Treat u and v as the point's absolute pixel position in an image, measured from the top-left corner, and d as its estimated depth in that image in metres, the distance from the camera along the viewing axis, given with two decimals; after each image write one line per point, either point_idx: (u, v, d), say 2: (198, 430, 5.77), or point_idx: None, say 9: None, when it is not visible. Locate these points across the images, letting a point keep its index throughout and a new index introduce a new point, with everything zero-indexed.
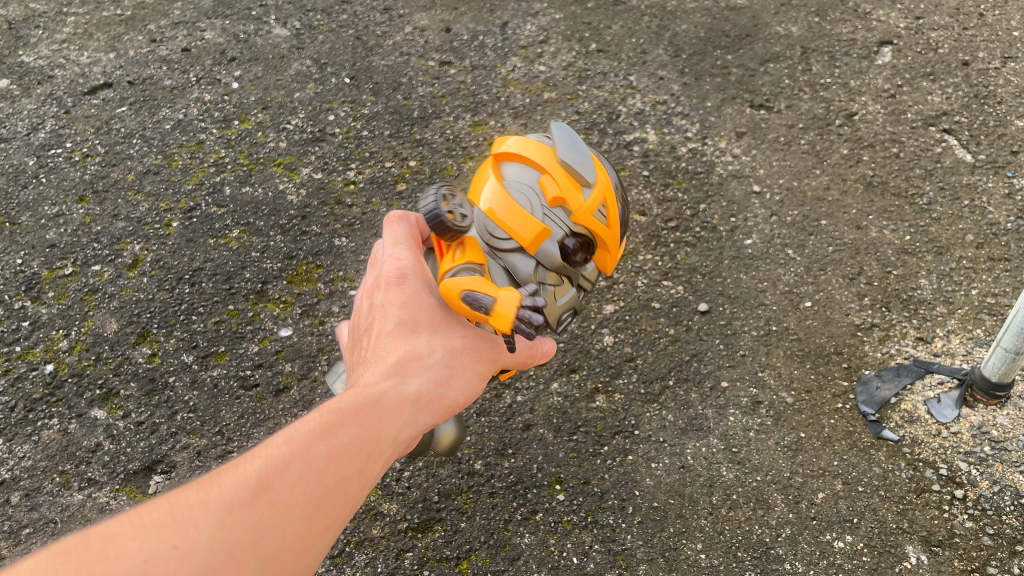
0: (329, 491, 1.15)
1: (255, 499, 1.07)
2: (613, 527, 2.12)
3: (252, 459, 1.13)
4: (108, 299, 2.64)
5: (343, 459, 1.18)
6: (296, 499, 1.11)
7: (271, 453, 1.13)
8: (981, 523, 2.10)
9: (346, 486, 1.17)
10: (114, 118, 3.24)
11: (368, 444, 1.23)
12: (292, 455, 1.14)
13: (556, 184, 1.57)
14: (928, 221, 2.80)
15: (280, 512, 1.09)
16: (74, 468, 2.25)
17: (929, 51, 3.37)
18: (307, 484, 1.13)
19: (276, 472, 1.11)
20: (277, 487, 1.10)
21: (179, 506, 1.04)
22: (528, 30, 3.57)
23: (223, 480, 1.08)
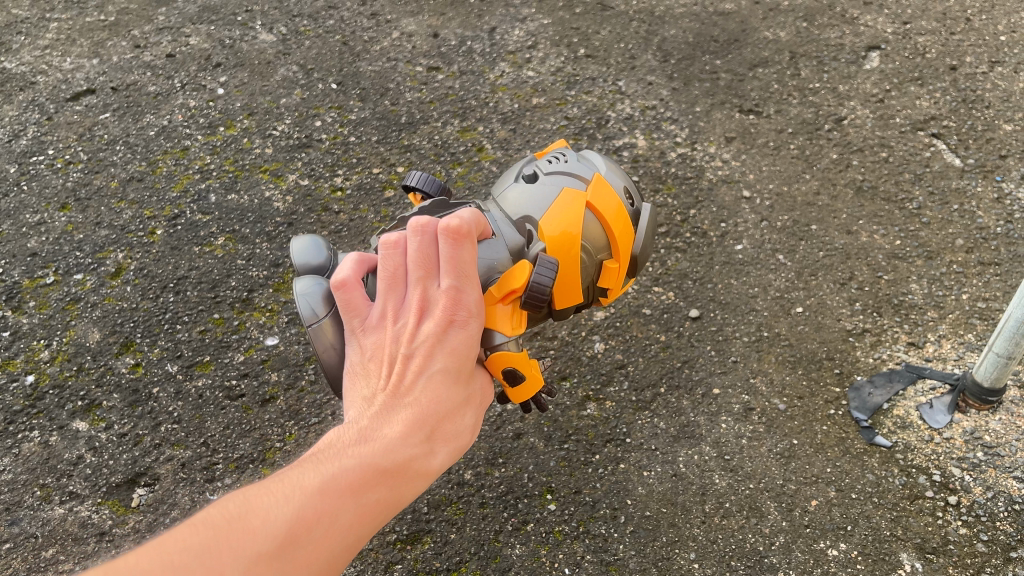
0: (346, 549, 1.23)
1: (281, 553, 1.16)
2: (605, 537, 2.09)
3: (283, 507, 1.20)
4: (91, 309, 2.59)
5: (367, 518, 1.26)
6: (317, 556, 1.19)
7: (301, 506, 1.20)
8: (975, 530, 2.08)
9: (360, 544, 1.26)
10: (97, 125, 3.20)
11: (389, 502, 1.30)
12: (322, 510, 1.21)
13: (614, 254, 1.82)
14: (919, 226, 2.80)
15: (300, 566, 1.17)
16: (55, 481, 2.20)
17: (917, 55, 3.37)
18: (331, 540, 1.21)
19: (304, 528, 1.19)
20: (303, 540, 1.18)
21: (210, 551, 1.12)
22: (517, 35, 3.56)
23: (254, 529, 1.16)
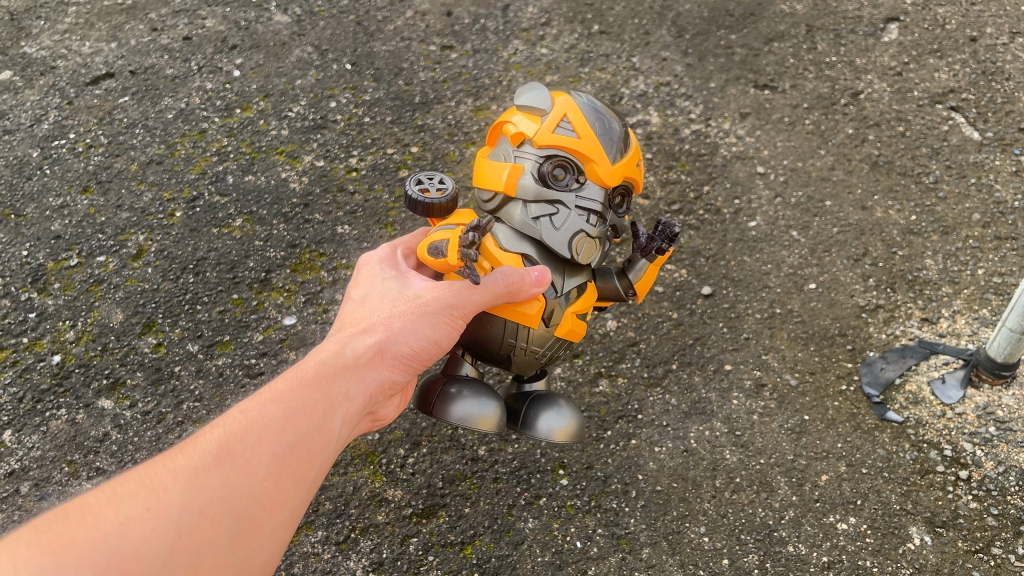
0: (290, 450, 1.33)
1: (220, 464, 1.24)
2: (617, 511, 2.12)
3: (212, 432, 1.29)
4: (113, 290, 2.65)
5: (297, 420, 1.36)
6: (258, 461, 1.28)
7: (227, 424, 1.30)
8: (985, 504, 2.09)
9: (304, 445, 1.35)
10: (117, 108, 3.25)
11: (319, 403, 1.42)
12: (249, 422, 1.31)
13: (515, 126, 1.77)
14: (935, 201, 2.78)
15: (246, 472, 1.26)
16: (82, 458, 2.25)
17: (936, 27, 3.32)
18: (268, 444, 1.31)
19: (236, 438, 1.28)
20: (238, 450, 1.27)
21: (148, 476, 1.18)
22: (530, 12, 3.55)
23: (185, 450, 1.24)
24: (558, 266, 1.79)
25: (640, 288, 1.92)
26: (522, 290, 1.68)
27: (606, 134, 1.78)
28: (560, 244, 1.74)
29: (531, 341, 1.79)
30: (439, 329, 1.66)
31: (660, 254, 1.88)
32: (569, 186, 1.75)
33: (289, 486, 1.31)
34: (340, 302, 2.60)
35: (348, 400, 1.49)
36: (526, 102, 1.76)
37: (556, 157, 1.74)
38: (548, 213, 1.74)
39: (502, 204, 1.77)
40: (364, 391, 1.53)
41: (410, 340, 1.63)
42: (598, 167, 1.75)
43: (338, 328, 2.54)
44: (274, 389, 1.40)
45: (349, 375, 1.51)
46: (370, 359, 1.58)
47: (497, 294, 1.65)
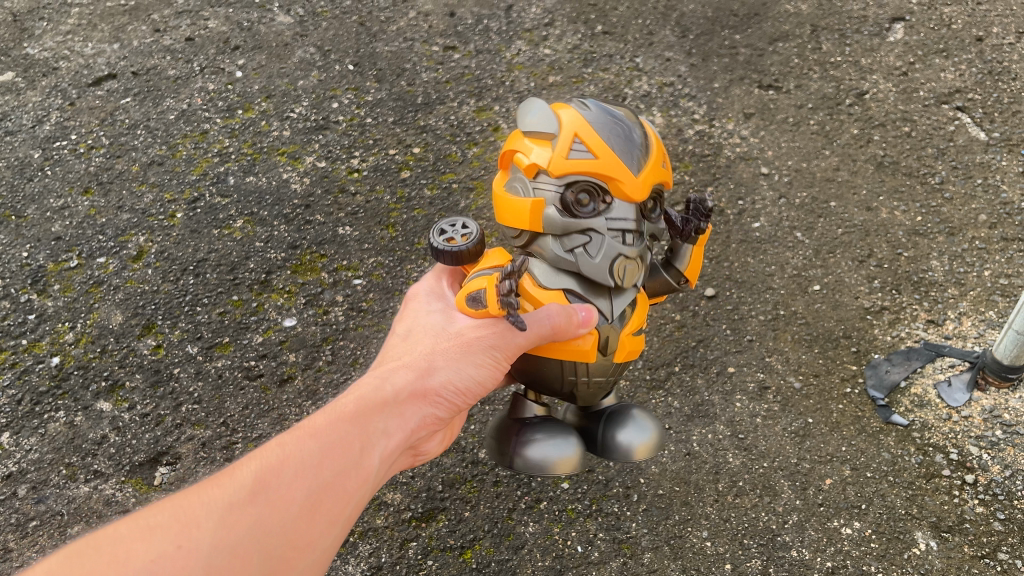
0: (326, 485, 1.30)
1: (253, 498, 1.22)
2: (618, 515, 2.10)
3: (249, 465, 1.28)
4: (113, 292, 2.64)
5: (336, 453, 1.34)
6: (294, 495, 1.26)
7: (265, 457, 1.29)
8: (992, 509, 2.07)
9: (342, 478, 1.33)
10: (118, 109, 3.24)
11: (359, 438, 1.38)
12: (286, 455, 1.30)
13: (527, 154, 1.58)
14: (941, 202, 2.76)
15: (280, 508, 1.24)
16: (81, 460, 2.24)
17: (942, 27, 3.30)
18: (303, 478, 1.28)
19: (272, 472, 1.27)
20: (273, 485, 1.25)
21: (180, 510, 1.18)
22: (533, 12, 3.54)
23: (221, 483, 1.24)
24: (603, 290, 1.65)
25: (687, 274, 1.79)
26: (570, 330, 1.55)
27: (627, 141, 1.56)
28: (597, 271, 1.59)
29: (591, 373, 1.67)
30: (484, 368, 1.57)
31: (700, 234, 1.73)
32: (595, 211, 1.57)
33: (325, 523, 1.28)
34: (341, 303, 2.59)
35: (387, 436, 1.44)
36: (530, 129, 1.58)
37: (576, 183, 1.55)
38: (581, 243, 1.58)
39: (533, 237, 1.62)
40: (407, 426, 1.49)
41: (452, 376, 1.56)
42: (624, 186, 1.54)
43: (338, 330, 2.53)
44: (312, 422, 1.38)
45: (389, 410, 1.47)
46: (412, 394, 1.51)
47: (542, 335, 1.52)
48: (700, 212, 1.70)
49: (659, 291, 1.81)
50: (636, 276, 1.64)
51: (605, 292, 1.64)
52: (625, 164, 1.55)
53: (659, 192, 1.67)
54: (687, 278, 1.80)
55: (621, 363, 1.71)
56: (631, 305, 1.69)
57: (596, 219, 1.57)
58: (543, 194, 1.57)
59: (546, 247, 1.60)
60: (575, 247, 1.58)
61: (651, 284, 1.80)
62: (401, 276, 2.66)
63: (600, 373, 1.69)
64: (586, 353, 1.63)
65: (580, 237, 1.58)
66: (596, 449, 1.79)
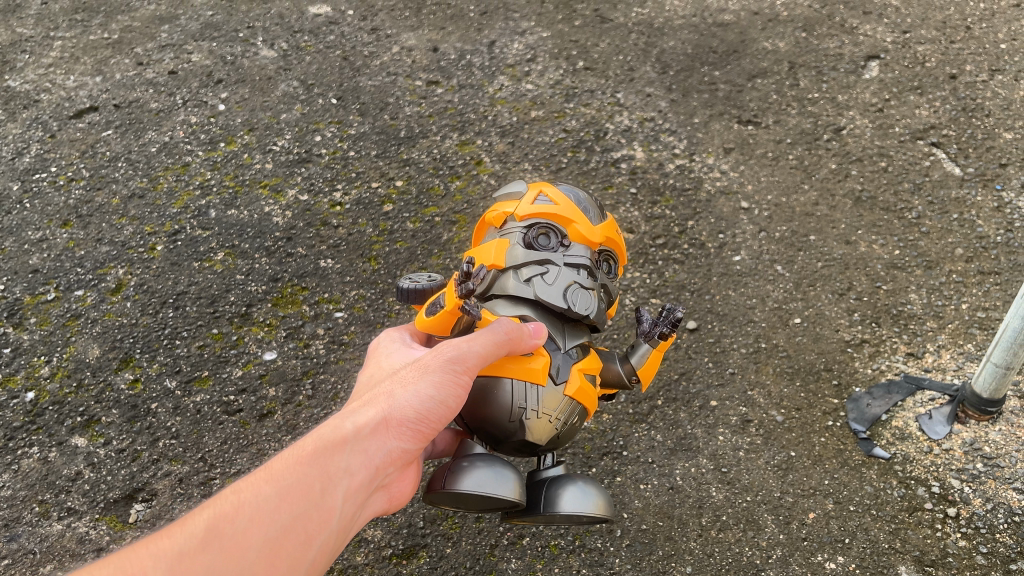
0: (282, 531, 1.27)
1: (205, 548, 1.21)
2: (601, 551, 2.08)
3: (203, 512, 1.26)
4: (91, 325, 2.60)
5: (291, 498, 1.30)
6: (247, 543, 1.24)
7: (218, 505, 1.26)
8: (975, 542, 2.07)
9: (300, 522, 1.29)
10: (99, 141, 3.23)
11: (318, 478, 1.34)
12: (240, 502, 1.27)
13: (497, 212, 1.90)
14: (918, 235, 2.79)
15: (233, 556, 1.22)
16: (54, 497, 2.19)
17: (916, 65, 3.37)
18: (259, 526, 1.26)
19: (226, 520, 1.24)
20: (226, 532, 1.23)
21: (128, 561, 1.18)
22: (516, 48, 3.58)
23: (173, 533, 1.23)
24: (557, 328, 1.77)
25: (642, 374, 1.86)
26: (522, 341, 1.62)
27: (583, 203, 1.90)
28: (554, 295, 1.74)
29: (541, 404, 1.67)
30: (444, 387, 1.50)
31: (663, 340, 1.83)
32: (555, 248, 1.81)
33: (283, 568, 1.26)
34: (322, 336, 2.56)
35: (350, 475, 1.38)
36: (503, 196, 1.93)
37: (538, 224, 1.82)
38: (538, 272, 1.77)
39: (495, 278, 1.79)
40: (371, 465, 1.41)
41: (413, 401, 1.47)
42: (579, 227, 1.83)
43: (319, 363, 2.51)
44: (271, 465, 1.34)
45: (349, 448, 1.39)
46: (374, 429, 1.43)
47: (497, 342, 1.57)
48: (668, 317, 1.82)
49: (610, 382, 1.87)
50: (590, 308, 1.77)
51: (559, 328, 1.77)
52: (583, 216, 1.86)
53: (610, 262, 1.94)
54: (643, 382, 1.87)
55: (574, 408, 1.71)
56: (582, 352, 1.79)
57: (551, 252, 1.79)
58: (508, 237, 1.83)
59: (506, 280, 1.78)
60: (532, 276, 1.76)
61: (604, 372, 1.87)
62: (383, 309, 2.64)
63: (554, 409, 1.68)
64: (539, 375, 1.67)
65: (537, 266, 1.77)
66: (531, 512, 1.68)
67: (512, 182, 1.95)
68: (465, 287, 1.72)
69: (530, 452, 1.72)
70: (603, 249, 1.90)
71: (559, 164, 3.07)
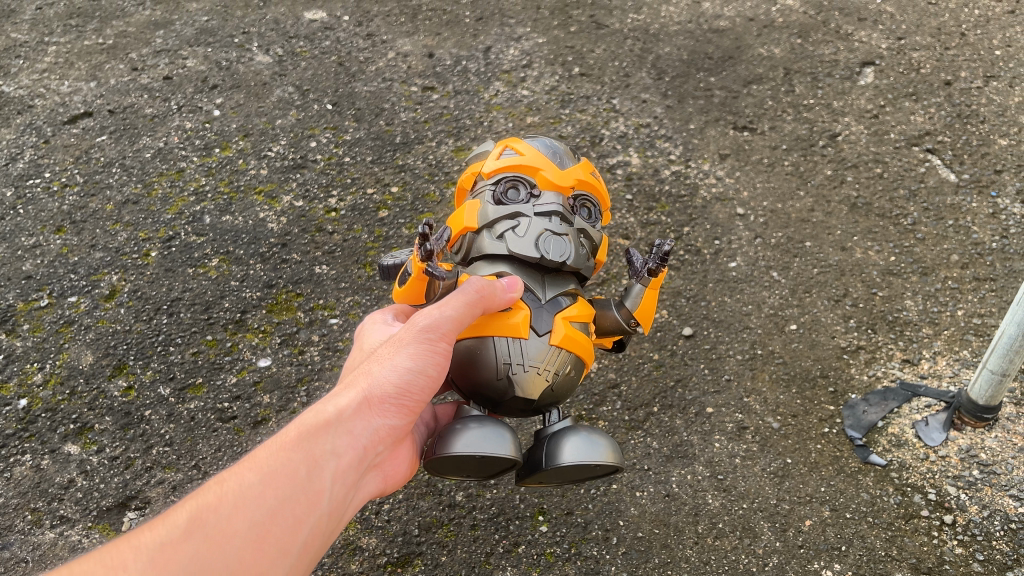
0: (270, 514, 1.29)
1: (189, 537, 1.21)
2: (597, 559, 2.07)
3: (185, 505, 1.26)
4: (84, 331, 2.59)
5: (277, 482, 1.31)
6: (233, 530, 1.24)
7: (202, 496, 1.26)
8: (971, 549, 2.06)
9: (287, 506, 1.31)
10: (94, 147, 3.22)
11: (302, 462, 1.35)
12: (223, 491, 1.27)
13: (472, 174, 2.00)
14: (913, 241, 2.79)
15: (219, 545, 1.22)
16: (46, 505, 2.17)
17: (911, 71, 3.38)
18: (244, 511, 1.26)
19: (209, 509, 1.25)
20: (211, 521, 1.23)
21: (110, 556, 1.17)
22: (511, 54, 3.59)
23: (155, 527, 1.22)
24: (537, 277, 1.82)
25: (640, 316, 1.91)
26: (495, 297, 1.64)
27: (550, 154, 1.98)
28: (526, 245, 1.79)
29: (529, 357, 1.70)
30: (421, 359, 1.53)
31: (654, 276, 1.88)
32: (525, 200, 1.88)
33: (272, 553, 1.27)
34: (317, 343, 2.55)
35: (336, 456, 1.40)
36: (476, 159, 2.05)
37: (505, 180, 1.90)
38: (507, 223, 1.84)
39: (472, 241, 1.88)
40: (356, 444, 1.44)
41: (392, 377, 1.51)
42: (546, 177, 1.91)
43: (313, 370, 2.49)
44: (253, 454, 1.35)
45: (333, 428, 1.42)
46: (356, 410, 1.46)
47: (470, 302, 1.59)
48: (657, 253, 1.86)
49: (609, 327, 1.92)
50: (565, 253, 1.81)
51: (539, 279, 1.81)
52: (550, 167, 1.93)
53: (590, 206, 1.98)
54: (642, 322, 1.91)
55: (565, 357, 1.74)
56: (568, 300, 1.83)
57: (518, 202, 1.87)
58: (480, 198, 1.92)
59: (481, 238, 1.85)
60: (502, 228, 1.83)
61: (601, 318, 1.93)
62: None
63: (543, 360, 1.71)
64: (520, 330, 1.71)
65: (507, 219, 1.85)
66: (536, 469, 1.70)
67: (485, 148, 2.06)
68: (424, 250, 1.70)
69: (531, 410, 1.75)
70: (576, 194, 1.96)
71: None
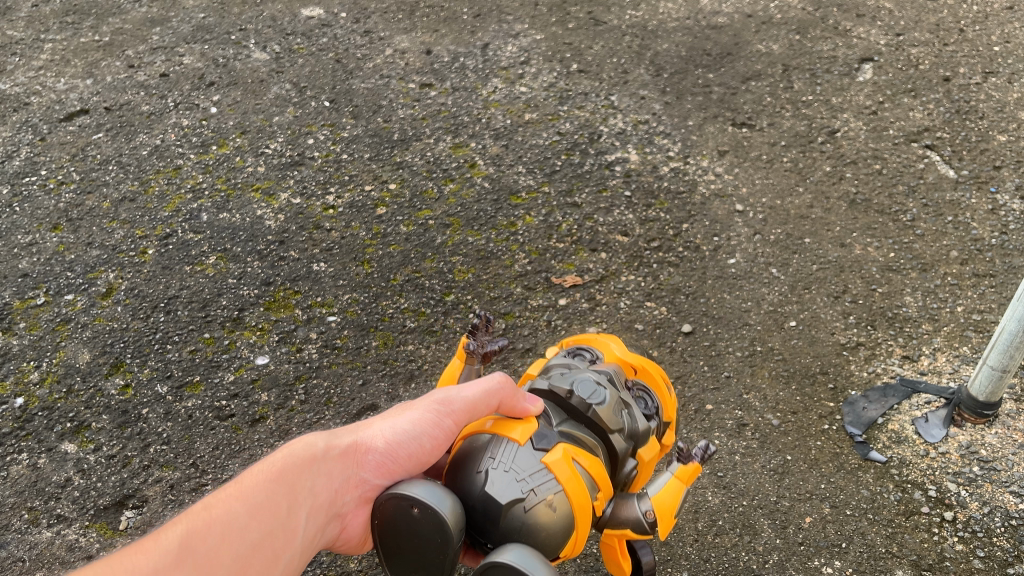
0: (250, 549, 1.32)
1: (179, 564, 1.23)
2: (597, 557, 2.04)
3: (176, 527, 1.28)
4: (81, 329, 2.58)
5: (261, 517, 1.35)
6: (216, 561, 1.27)
7: (193, 520, 1.29)
8: (972, 546, 2.05)
9: (266, 542, 1.35)
10: (90, 144, 3.21)
11: (286, 499, 1.40)
12: (213, 519, 1.30)
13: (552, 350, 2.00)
14: (913, 238, 2.79)
15: (204, 573, 1.25)
16: (43, 504, 2.15)
17: (909, 67, 3.38)
18: (229, 544, 1.30)
19: (199, 537, 1.27)
20: (199, 549, 1.26)
21: (102, 571, 1.17)
22: (509, 50, 3.58)
23: (146, 547, 1.23)
24: (560, 414, 1.64)
25: (661, 513, 1.61)
26: (516, 400, 1.56)
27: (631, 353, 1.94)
28: (560, 383, 1.68)
29: (512, 463, 1.47)
30: (423, 426, 1.52)
31: (687, 466, 1.62)
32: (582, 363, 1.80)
33: None
34: (314, 341, 2.54)
35: (314, 497, 1.44)
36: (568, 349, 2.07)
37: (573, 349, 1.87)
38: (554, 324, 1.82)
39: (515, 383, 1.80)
40: (339, 490, 1.47)
41: (388, 433, 1.52)
42: (613, 350, 1.83)
43: (311, 367, 2.47)
44: (243, 482, 1.38)
45: (321, 472, 1.45)
46: (347, 455, 1.49)
47: (490, 390, 1.54)
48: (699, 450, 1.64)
49: (625, 519, 1.62)
50: (594, 395, 1.64)
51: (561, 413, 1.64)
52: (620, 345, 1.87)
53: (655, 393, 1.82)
54: (663, 518, 1.61)
55: (551, 484, 1.47)
56: (579, 444, 1.59)
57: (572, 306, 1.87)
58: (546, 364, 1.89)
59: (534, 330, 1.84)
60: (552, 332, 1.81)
61: (617, 504, 1.63)
62: (376, 313, 2.62)
63: (527, 470, 1.47)
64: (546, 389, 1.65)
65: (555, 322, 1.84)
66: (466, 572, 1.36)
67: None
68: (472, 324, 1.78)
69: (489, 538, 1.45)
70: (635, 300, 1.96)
71: (553, 167, 3.06)
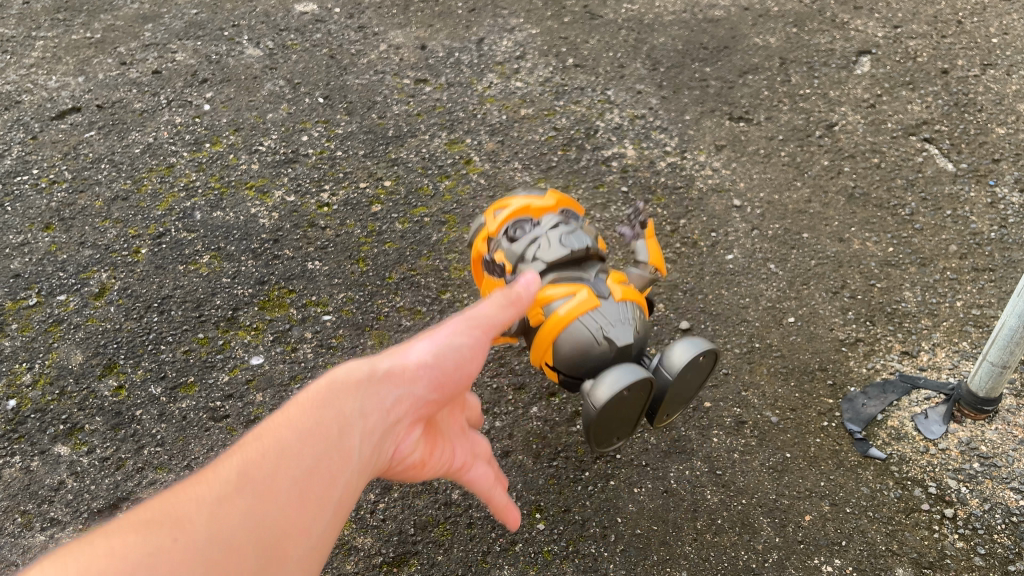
0: (308, 473, 1.22)
1: (241, 491, 1.13)
2: (595, 557, 2.03)
3: (231, 459, 1.19)
4: (74, 330, 2.55)
5: (314, 440, 1.24)
6: (278, 486, 1.17)
7: (245, 451, 1.19)
8: (972, 543, 2.03)
9: (323, 467, 1.24)
10: (82, 143, 3.18)
11: (336, 419, 1.29)
12: (264, 446, 1.20)
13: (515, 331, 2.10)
14: (912, 232, 2.77)
15: (267, 500, 1.15)
16: (36, 508, 2.13)
17: (908, 59, 3.36)
18: (287, 468, 1.19)
19: (255, 465, 1.17)
20: (257, 477, 1.16)
21: (166, 510, 1.08)
22: (505, 45, 3.55)
23: (204, 481, 1.14)
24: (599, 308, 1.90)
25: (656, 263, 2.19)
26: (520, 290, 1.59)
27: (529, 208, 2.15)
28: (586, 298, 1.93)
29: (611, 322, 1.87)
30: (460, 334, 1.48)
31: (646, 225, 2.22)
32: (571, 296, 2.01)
33: (313, 510, 1.21)
34: (309, 340, 2.51)
35: (365, 418, 1.34)
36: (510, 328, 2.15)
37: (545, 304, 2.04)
38: (544, 265, 1.97)
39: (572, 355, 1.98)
40: (388, 406, 1.38)
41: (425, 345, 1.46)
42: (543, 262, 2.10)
43: (307, 367, 2.45)
44: (286, 409, 1.28)
45: (367, 391, 1.35)
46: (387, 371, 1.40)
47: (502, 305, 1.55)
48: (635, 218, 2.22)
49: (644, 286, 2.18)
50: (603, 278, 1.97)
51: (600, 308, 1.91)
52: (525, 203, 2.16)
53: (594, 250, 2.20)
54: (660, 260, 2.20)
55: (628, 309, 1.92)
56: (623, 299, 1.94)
57: (533, 239, 2.02)
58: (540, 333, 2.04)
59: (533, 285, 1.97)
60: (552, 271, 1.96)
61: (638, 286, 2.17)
62: (372, 311, 2.60)
63: (615, 318, 1.88)
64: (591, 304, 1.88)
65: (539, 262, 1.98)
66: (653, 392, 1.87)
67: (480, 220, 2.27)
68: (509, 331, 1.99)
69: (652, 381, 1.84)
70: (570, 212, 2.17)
71: (550, 163, 3.04)
